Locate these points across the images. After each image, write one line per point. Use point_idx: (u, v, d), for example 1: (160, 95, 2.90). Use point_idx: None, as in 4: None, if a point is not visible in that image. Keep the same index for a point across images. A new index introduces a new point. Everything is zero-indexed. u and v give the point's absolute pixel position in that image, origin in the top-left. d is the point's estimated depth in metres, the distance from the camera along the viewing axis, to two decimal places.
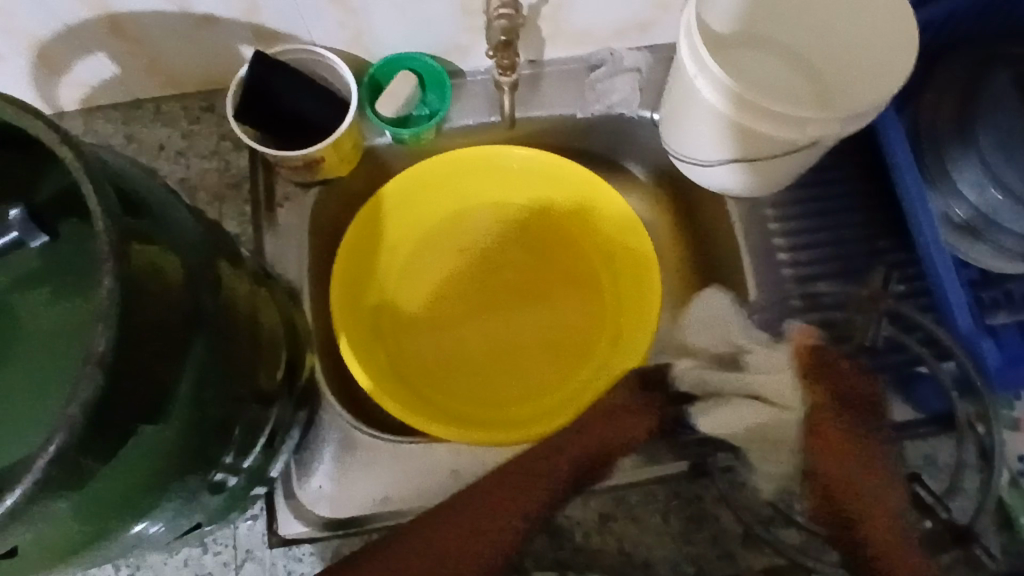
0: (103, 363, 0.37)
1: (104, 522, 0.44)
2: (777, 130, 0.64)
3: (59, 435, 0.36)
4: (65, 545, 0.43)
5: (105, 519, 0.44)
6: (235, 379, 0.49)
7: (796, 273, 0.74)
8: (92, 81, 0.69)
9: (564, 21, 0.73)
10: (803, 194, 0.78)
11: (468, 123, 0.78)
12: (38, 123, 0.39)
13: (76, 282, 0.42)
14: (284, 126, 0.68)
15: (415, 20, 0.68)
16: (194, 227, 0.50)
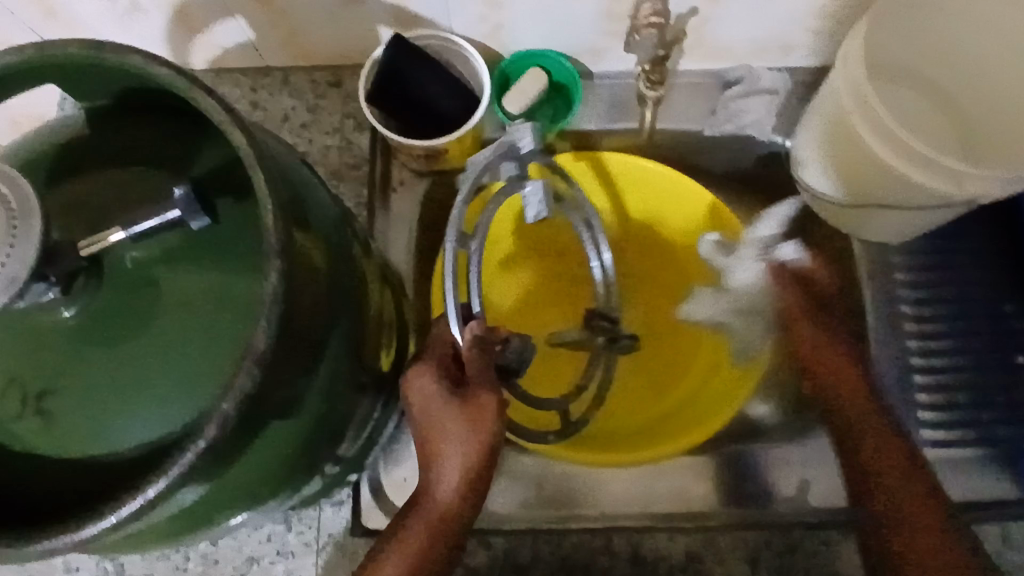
0: (262, 359, 0.36)
1: (222, 505, 0.43)
2: (928, 180, 0.61)
3: (213, 427, 0.35)
4: (182, 520, 0.42)
5: (227, 504, 0.43)
6: (357, 367, 0.49)
7: (917, 329, 0.72)
8: (227, 45, 0.69)
9: (707, 35, 0.69)
10: (932, 245, 0.73)
11: (589, 128, 0.76)
12: (214, 103, 0.38)
13: (230, 268, 0.41)
14: (413, 113, 0.67)
15: (556, 20, 0.66)
16: (334, 213, 0.49)
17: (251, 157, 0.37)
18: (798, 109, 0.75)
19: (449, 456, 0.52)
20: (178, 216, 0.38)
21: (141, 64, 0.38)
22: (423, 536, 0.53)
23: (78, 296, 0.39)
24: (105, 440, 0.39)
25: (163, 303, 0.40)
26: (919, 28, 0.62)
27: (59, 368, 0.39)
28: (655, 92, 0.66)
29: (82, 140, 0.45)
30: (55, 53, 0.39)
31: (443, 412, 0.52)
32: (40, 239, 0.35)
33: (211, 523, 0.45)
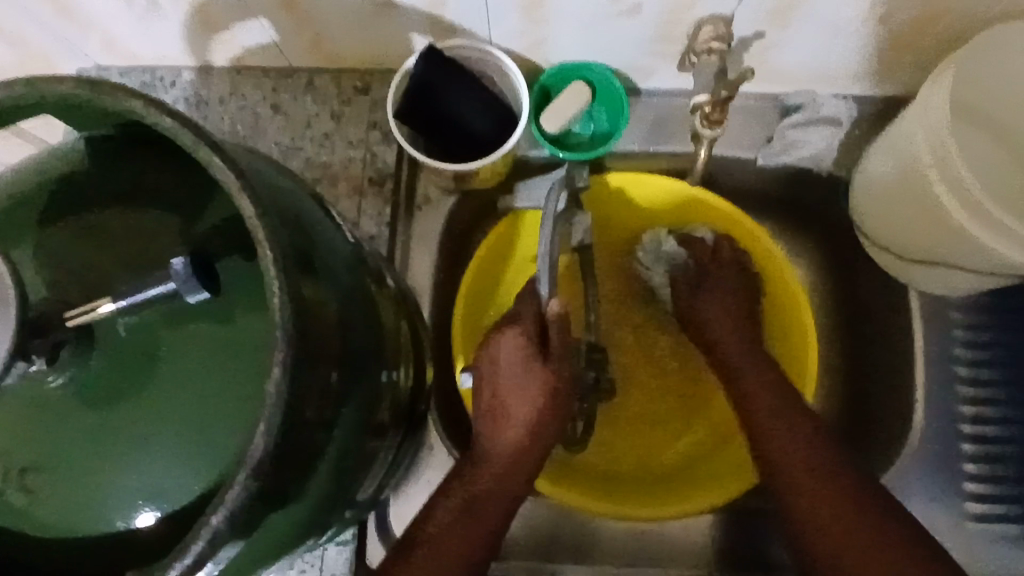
0: (258, 468, 0.33)
1: None
2: (1006, 249, 0.55)
3: (202, 540, 0.32)
4: None
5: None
6: (369, 427, 0.46)
7: (971, 393, 0.66)
8: (248, 44, 0.64)
9: (771, 60, 0.63)
10: (995, 300, 0.68)
11: (632, 149, 0.69)
12: (219, 162, 0.33)
13: (237, 338, 0.37)
14: (443, 131, 0.62)
15: (605, 37, 0.60)
16: (350, 260, 0.45)
17: (258, 227, 0.33)
18: (861, 142, 0.69)
19: (512, 408, 0.61)
20: (174, 288, 0.35)
21: (138, 111, 0.34)
22: (451, 518, 0.56)
23: (69, 368, 0.36)
24: (99, 520, 0.37)
25: (161, 378, 0.37)
26: (1013, 68, 0.56)
27: (46, 440, 0.36)
28: (714, 130, 0.58)
29: (81, 176, 0.41)
30: (47, 91, 0.35)
31: (522, 376, 0.60)
32: (17, 315, 0.34)
33: None
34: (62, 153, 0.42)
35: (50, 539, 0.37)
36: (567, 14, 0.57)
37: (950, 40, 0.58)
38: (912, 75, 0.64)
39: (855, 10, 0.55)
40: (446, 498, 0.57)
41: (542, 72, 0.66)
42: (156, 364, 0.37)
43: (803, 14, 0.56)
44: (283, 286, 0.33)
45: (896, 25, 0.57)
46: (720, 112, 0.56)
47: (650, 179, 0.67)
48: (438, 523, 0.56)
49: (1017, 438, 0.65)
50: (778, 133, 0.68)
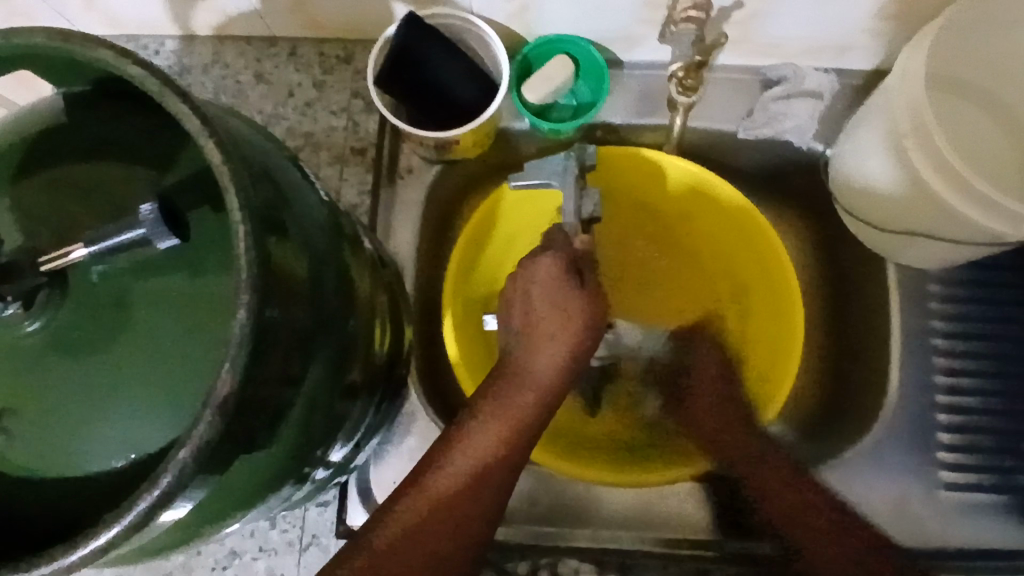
0: (224, 407, 0.33)
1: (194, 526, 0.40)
2: (981, 217, 0.56)
3: (170, 474, 0.32)
4: (151, 543, 0.40)
5: (201, 524, 0.41)
6: (341, 384, 0.46)
7: (947, 365, 0.67)
8: (231, 12, 0.64)
9: (751, 30, 0.63)
10: (972, 274, 0.68)
11: (615, 123, 0.70)
12: (188, 111, 0.34)
13: (205, 287, 0.38)
14: (425, 100, 0.63)
15: (586, 6, 0.61)
16: (325, 216, 0.46)
17: (225, 173, 0.34)
18: (842, 114, 0.69)
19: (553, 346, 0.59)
20: (144, 234, 0.35)
21: (109, 60, 0.34)
22: (489, 445, 0.55)
23: (42, 311, 0.36)
24: (70, 463, 0.37)
25: (133, 325, 0.37)
26: (991, 39, 0.57)
27: (21, 383, 0.37)
28: (688, 97, 0.60)
29: (57, 129, 0.41)
30: (21, 42, 0.35)
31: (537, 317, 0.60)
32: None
33: (186, 542, 0.43)
34: (37, 107, 0.42)
35: (25, 480, 0.38)
36: None
37: (928, 11, 0.59)
38: (892, 48, 0.64)
39: None
40: (483, 422, 0.56)
41: (525, 42, 0.67)
42: (128, 310, 0.37)
43: None
44: (250, 233, 0.34)
45: None
46: None
47: (649, 156, 0.67)
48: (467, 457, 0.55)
49: (992, 409, 0.66)
50: (760, 104, 0.68)
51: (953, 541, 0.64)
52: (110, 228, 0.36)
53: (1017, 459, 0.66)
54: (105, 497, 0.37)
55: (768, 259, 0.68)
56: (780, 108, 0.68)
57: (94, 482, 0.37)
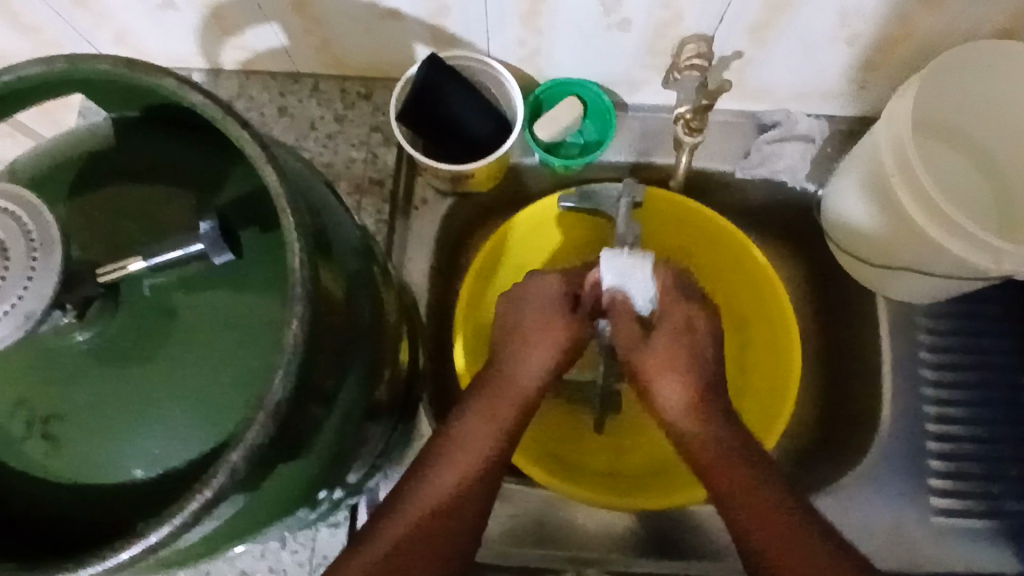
0: (275, 410, 0.35)
1: (226, 535, 0.41)
2: (967, 254, 0.59)
3: (221, 476, 0.34)
4: (187, 550, 0.41)
5: (231, 535, 0.42)
6: (368, 403, 0.48)
7: (936, 394, 0.70)
8: (258, 48, 0.67)
9: (750, 78, 0.68)
10: (957, 310, 0.72)
11: (619, 160, 0.73)
12: (247, 135, 0.37)
13: (249, 304, 0.40)
14: (442, 134, 0.66)
15: (596, 53, 0.65)
16: (359, 242, 0.48)
17: (281, 192, 0.36)
18: (833, 158, 0.74)
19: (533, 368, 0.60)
20: (201, 249, 0.38)
21: (173, 88, 0.37)
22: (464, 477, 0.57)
23: (93, 322, 0.38)
24: (111, 469, 0.38)
25: (180, 337, 0.39)
26: (971, 91, 0.62)
27: (71, 392, 0.38)
28: (695, 137, 0.63)
29: (107, 153, 0.43)
30: (88, 68, 0.38)
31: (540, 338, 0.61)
32: (60, 273, 0.33)
33: (214, 553, 0.43)
34: (89, 131, 0.45)
35: (66, 487, 0.39)
36: (559, 28, 0.62)
37: (911, 66, 0.64)
38: (879, 97, 0.69)
39: (823, 32, 0.60)
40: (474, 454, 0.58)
41: (536, 85, 0.71)
42: (177, 324, 0.39)
43: (776, 34, 0.61)
44: (304, 248, 0.36)
45: (863, 47, 0.62)
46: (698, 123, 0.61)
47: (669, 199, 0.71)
48: (466, 459, 0.56)
49: (980, 439, 0.69)
50: (754, 148, 0.73)
51: (946, 566, 0.66)
52: (165, 244, 0.38)
53: (1004, 485, 0.68)
54: (146, 503, 0.39)
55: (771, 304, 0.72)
56: (773, 149, 0.72)
57: (136, 489, 0.39)
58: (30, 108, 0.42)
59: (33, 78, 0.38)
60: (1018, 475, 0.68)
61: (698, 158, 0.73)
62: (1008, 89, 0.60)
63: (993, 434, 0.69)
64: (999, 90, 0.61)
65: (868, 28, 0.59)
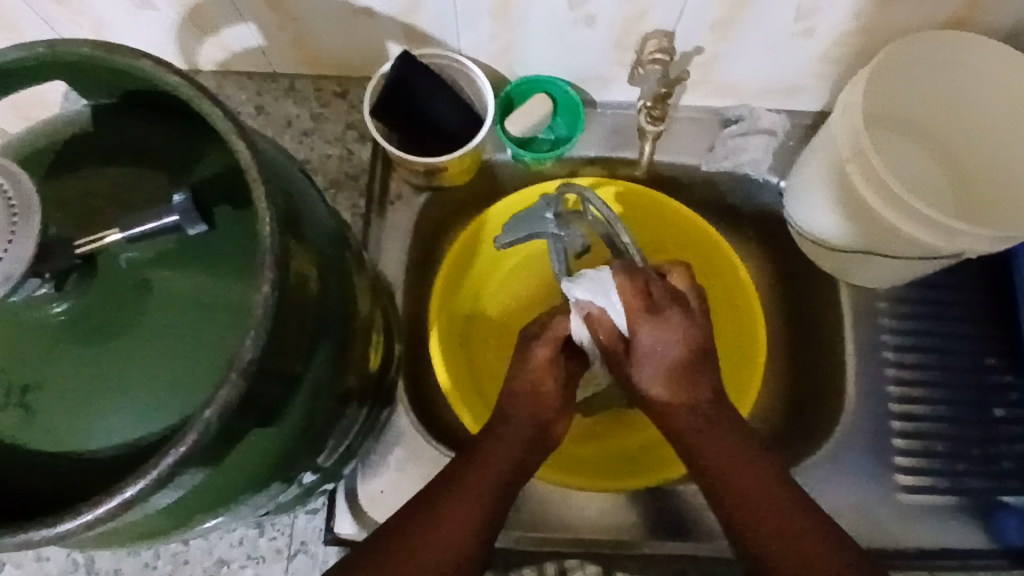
0: (247, 371, 0.36)
1: (200, 504, 0.42)
2: (921, 234, 0.62)
3: (194, 433, 0.35)
4: (162, 519, 0.42)
5: (205, 505, 0.43)
6: (342, 380, 0.49)
7: (899, 375, 0.72)
8: (235, 48, 0.69)
9: (712, 73, 0.70)
10: (916, 295, 0.75)
11: (589, 155, 0.76)
12: (220, 112, 0.38)
13: (220, 279, 0.41)
14: (417, 130, 0.68)
15: (564, 49, 0.68)
16: (332, 223, 0.49)
17: (253, 165, 0.38)
18: (794, 151, 0.76)
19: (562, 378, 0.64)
20: (175, 222, 0.39)
21: (149, 69, 0.39)
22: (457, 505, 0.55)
23: (68, 293, 0.39)
24: (85, 438, 0.39)
25: (155, 308, 0.40)
26: (920, 80, 0.65)
27: (47, 362, 0.39)
28: (658, 126, 0.66)
29: (85, 136, 0.45)
30: (66, 51, 0.39)
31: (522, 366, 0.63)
32: (38, 240, 0.35)
33: (188, 524, 0.44)
34: (65, 115, 0.46)
35: (41, 456, 0.40)
36: (527, 25, 0.64)
37: (863, 59, 0.67)
38: (836, 90, 0.72)
39: (778, 26, 0.63)
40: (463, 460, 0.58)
41: (507, 82, 0.73)
42: (150, 295, 0.40)
43: (734, 29, 0.64)
44: (274, 219, 0.38)
45: (817, 41, 0.65)
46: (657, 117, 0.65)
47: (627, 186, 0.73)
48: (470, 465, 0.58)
49: (941, 417, 0.72)
50: (719, 141, 0.75)
51: (911, 542, 0.68)
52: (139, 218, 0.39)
53: (966, 462, 0.71)
54: (120, 470, 0.40)
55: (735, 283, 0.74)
56: (738, 144, 0.75)
57: (110, 457, 0.40)
58: (8, 92, 0.43)
59: (12, 59, 0.39)
60: (980, 451, 0.71)
61: (666, 151, 0.76)
62: (955, 78, 0.64)
63: (954, 413, 0.72)
64: (946, 79, 0.64)
65: (819, 22, 0.62)
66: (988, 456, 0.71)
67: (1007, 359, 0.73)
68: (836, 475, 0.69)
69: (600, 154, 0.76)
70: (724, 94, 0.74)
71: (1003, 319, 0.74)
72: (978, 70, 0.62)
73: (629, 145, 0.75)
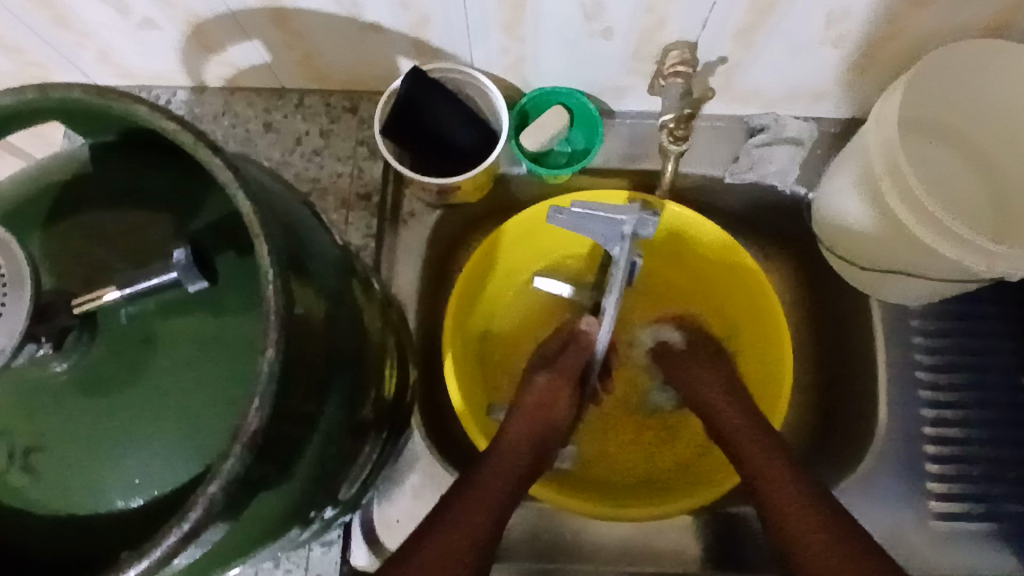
0: (253, 438, 0.34)
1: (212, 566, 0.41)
2: (958, 256, 0.59)
3: (199, 508, 0.33)
4: None
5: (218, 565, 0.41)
6: (354, 424, 0.48)
7: (931, 396, 0.69)
8: (242, 64, 0.67)
9: (737, 82, 0.67)
10: (951, 311, 0.72)
11: (607, 167, 0.73)
12: (220, 161, 0.36)
13: (226, 330, 0.40)
14: (430, 149, 0.66)
15: (581, 61, 0.65)
16: (341, 262, 0.47)
17: (254, 217, 0.36)
18: (823, 160, 0.73)
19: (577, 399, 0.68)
20: (176, 277, 0.37)
21: (147, 115, 0.37)
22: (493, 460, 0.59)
23: (70, 353, 0.38)
24: (91, 502, 0.38)
25: (159, 365, 0.39)
26: (956, 90, 0.62)
27: (49, 422, 0.38)
28: (680, 146, 0.63)
29: (84, 178, 0.43)
30: (58, 96, 0.37)
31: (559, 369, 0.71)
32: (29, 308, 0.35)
33: None
34: (65, 155, 0.44)
35: (48, 520, 0.39)
36: (542, 37, 0.61)
37: (899, 65, 0.63)
38: (868, 97, 0.68)
39: (807, 35, 0.60)
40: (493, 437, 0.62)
41: (522, 94, 0.70)
42: (154, 352, 0.39)
43: (762, 39, 0.61)
44: (277, 273, 0.36)
45: (848, 49, 0.62)
46: (679, 136, 0.63)
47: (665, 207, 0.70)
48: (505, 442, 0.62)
49: (976, 440, 0.69)
50: (739, 154, 0.72)
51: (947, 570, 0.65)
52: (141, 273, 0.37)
53: (1003, 486, 0.68)
54: (127, 534, 0.38)
55: (765, 314, 0.71)
56: (762, 155, 0.72)
57: (116, 522, 0.38)
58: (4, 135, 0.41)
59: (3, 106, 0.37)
60: (1016, 475, 0.68)
61: (687, 162, 0.73)
62: (994, 88, 0.61)
63: (991, 435, 0.69)
64: (985, 88, 0.61)
65: (853, 29, 0.59)
66: None
67: None
68: (866, 501, 0.67)
69: (619, 166, 0.73)
70: (749, 102, 0.71)
71: None
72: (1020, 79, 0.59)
73: (649, 156, 0.73)
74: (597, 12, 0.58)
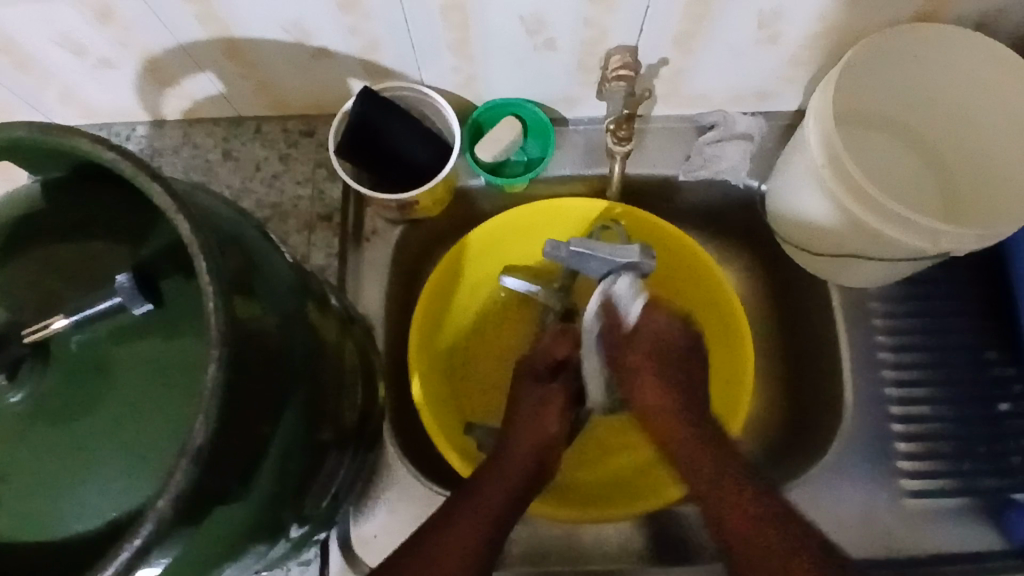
0: (199, 456, 0.35)
1: None
2: (903, 238, 0.60)
3: (148, 526, 0.34)
4: None
5: None
6: (315, 439, 0.48)
7: (896, 377, 0.70)
8: (198, 96, 0.69)
9: (682, 83, 0.69)
10: (912, 293, 0.73)
11: (564, 174, 0.74)
12: (159, 188, 0.37)
13: (174, 352, 0.40)
14: (386, 167, 0.67)
15: (528, 74, 0.66)
16: (294, 280, 0.48)
17: (194, 239, 0.37)
18: (774, 154, 0.75)
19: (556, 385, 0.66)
20: (121, 302, 0.38)
21: (86, 147, 0.38)
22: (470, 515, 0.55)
23: (21, 381, 0.39)
24: (48, 527, 0.39)
25: (110, 387, 0.39)
26: (896, 78, 0.64)
27: (5, 450, 0.39)
28: (624, 146, 0.65)
29: (32, 213, 0.44)
30: (0, 134, 0.39)
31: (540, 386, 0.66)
32: None
33: None
34: (15, 191, 0.46)
35: (9, 546, 0.39)
36: (487, 53, 0.63)
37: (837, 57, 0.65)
38: (813, 90, 0.70)
39: (743, 34, 0.62)
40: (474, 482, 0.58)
41: (474, 107, 0.72)
42: (103, 375, 0.40)
43: (701, 40, 0.62)
44: (219, 293, 0.37)
45: (786, 45, 0.63)
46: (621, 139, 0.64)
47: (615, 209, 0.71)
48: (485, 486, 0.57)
49: (944, 418, 0.70)
50: (692, 152, 0.73)
51: (923, 548, 0.66)
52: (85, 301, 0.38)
53: (974, 462, 0.69)
54: (84, 556, 0.39)
55: (723, 311, 0.72)
56: (716, 151, 0.73)
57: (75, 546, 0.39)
58: None
59: None
60: (985, 451, 0.69)
61: (640, 163, 0.74)
62: (933, 74, 0.62)
63: (958, 413, 0.70)
64: (925, 74, 0.63)
65: (789, 26, 0.61)
66: (995, 454, 0.69)
67: (1007, 354, 0.71)
68: (838, 484, 0.68)
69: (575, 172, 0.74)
70: (698, 101, 0.72)
71: (999, 313, 0.72)
72: (959, 64, 0.60)
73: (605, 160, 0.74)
74: (538, 26, 0.60)
